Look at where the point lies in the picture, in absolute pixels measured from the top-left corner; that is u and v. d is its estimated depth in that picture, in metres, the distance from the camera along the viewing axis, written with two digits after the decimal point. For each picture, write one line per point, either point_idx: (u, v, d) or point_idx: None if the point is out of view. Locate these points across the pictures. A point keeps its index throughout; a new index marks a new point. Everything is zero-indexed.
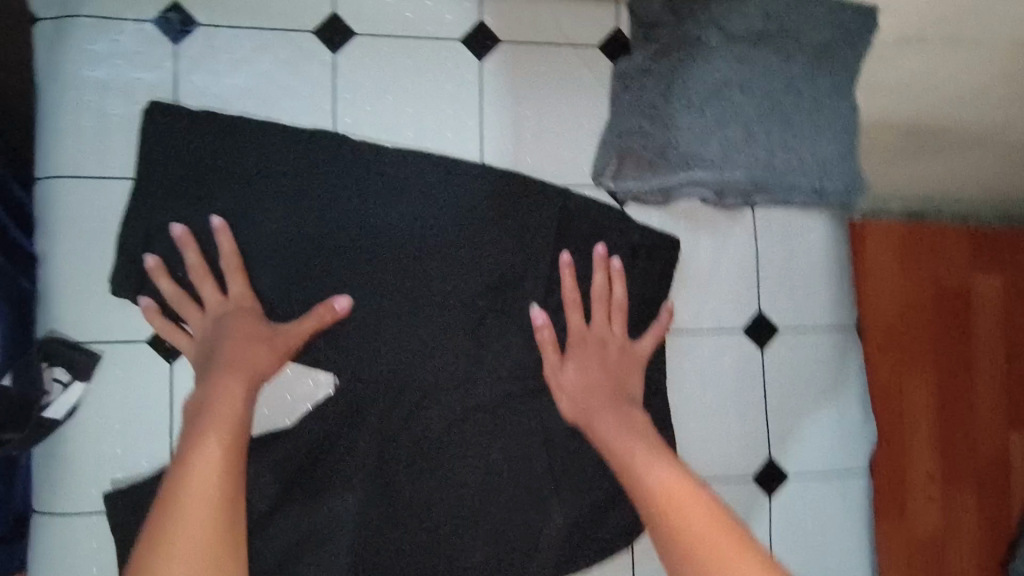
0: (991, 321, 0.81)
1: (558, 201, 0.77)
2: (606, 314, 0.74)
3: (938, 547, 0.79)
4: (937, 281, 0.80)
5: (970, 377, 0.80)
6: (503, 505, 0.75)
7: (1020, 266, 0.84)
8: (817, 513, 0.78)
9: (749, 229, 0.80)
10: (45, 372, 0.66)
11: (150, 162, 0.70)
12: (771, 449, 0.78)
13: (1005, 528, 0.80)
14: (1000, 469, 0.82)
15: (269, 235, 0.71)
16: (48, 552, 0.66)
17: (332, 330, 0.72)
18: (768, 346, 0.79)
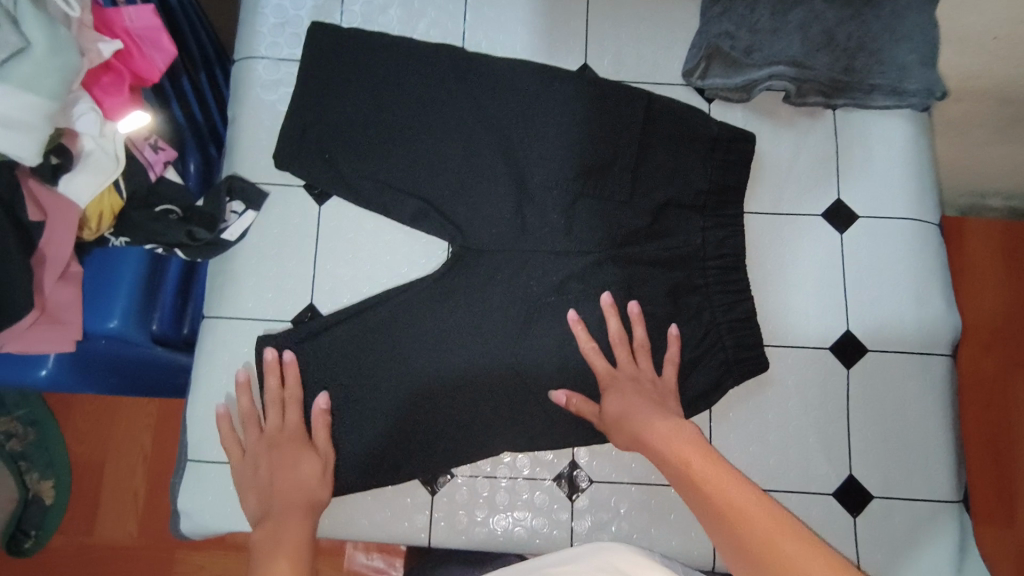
0: None
1: (646, 101, 0.84)
2: (692, 196, 0.83)
3: (994, 462, 1.20)
4: (975, 284, 1.25)
5: (1012, 352, 1.23)
6: (568, 379, 0.81)
7: None
8: (895, 389, 0.81)
9: (828, 130, 0.88)
10: (226, 204, 0.82)
11: (314, 47, 0.84)
12: (845, 325, 0.83)
13: None
14: None
15: (395, 107, 0.83)
16: (215, 347, 0.81)
17: (452, 192, 0.83)
18: (842, 230, 0.86)
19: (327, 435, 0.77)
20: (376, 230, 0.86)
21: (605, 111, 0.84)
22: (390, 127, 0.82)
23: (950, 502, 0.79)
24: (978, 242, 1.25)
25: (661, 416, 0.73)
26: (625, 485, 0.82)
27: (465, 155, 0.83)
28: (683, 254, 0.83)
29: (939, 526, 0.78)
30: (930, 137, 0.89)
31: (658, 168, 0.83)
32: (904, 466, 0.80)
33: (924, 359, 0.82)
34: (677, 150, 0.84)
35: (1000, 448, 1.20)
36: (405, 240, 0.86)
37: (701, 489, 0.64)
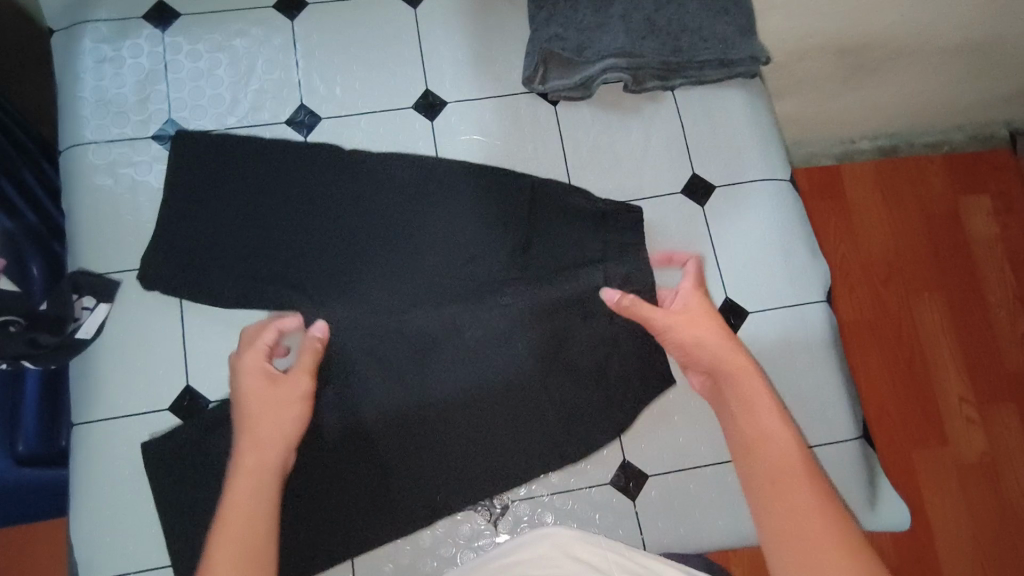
0: (924, 243, 1.33)
1: (529, 185, 0.86)
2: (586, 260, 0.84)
3: (917, 391, 1.26)
4: (862, 228, 1.34)
5: (908, 282, 1.31)
6: (491, 451, 0.79)
7: (939, 191, 1.35)
8: (778, 343, 0.84)
9: (671, 110, 0.91)
10: (76, 301, 0.77)
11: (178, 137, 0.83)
12: (722, 292, 0.86)
13: (971, 401, 1.26)
14: (959, 341, 1.29)
15: (261, 186, 0.82)
16: (92, 454, 0.76)
17: (322, 263, 0.81)
18: (702, 202, 0.88)
19: None
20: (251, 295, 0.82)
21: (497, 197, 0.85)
22: (246, 205, 0.81)
23: (849, 441, 0.82)
24: (855, 185, 1.36)
25: (754, 385, 0.61)
26: (544, 498, 0.79)
27: (335, 233, 0.82)
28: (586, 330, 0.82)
29: (844, 465, 0.81)
30: (765, 99, 0.93)
31: (552, 250, 0.84)
32: (804, 416, 0.82)
33: (802, 310, 0.85)
34: (568, 231, 0.85)
35: (914, 370, 1.27)
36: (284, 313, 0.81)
37: (757, 457, 0.56)
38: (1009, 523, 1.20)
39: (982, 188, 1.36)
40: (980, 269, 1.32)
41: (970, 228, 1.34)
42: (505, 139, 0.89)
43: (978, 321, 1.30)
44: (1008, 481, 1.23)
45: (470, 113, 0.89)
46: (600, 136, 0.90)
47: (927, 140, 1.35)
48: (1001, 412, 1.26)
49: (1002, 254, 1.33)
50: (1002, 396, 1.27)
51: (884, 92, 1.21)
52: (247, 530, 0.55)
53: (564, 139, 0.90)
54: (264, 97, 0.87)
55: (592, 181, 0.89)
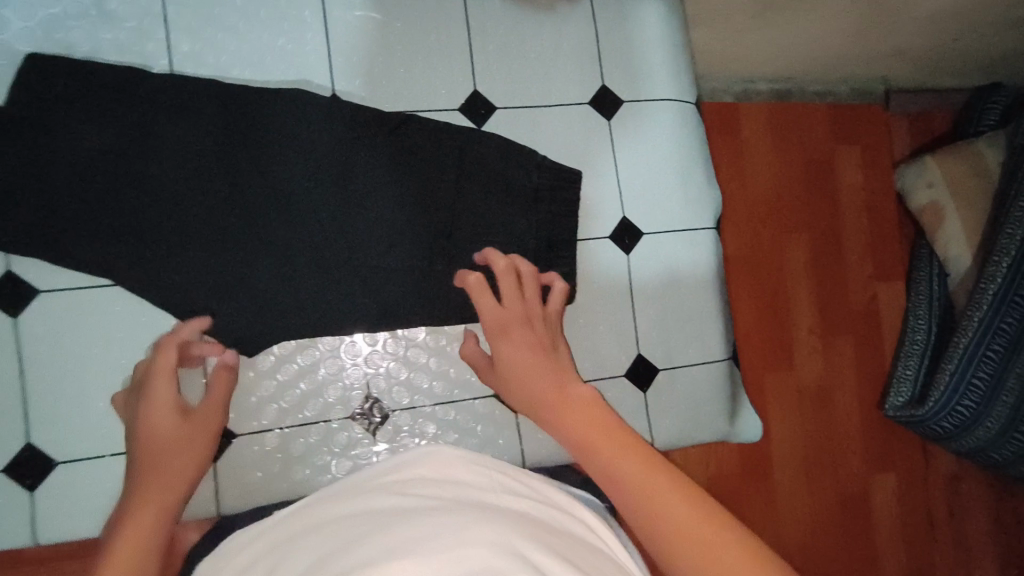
0: (798, 186, 1.40)
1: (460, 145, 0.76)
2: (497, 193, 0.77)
3: (775, 321, 1.36)
4: (749, 164, 1.38)
5: (782, 221, 1.39)
6: (369, 368, 0.77)
7: (818, 137, 1.42)
8: (667, 265, 0.86)
9: (588, 13, 0.86)
10: None
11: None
12: (620, 211, 0.85)
13: (817, 334, 1.39)
14: (815, 280, 1.40)
15: (115, 132, 0.67)
16: None
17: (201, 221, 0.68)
18: (609, 117, 0.85)
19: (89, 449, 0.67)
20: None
21: (367, 116, 0.73)
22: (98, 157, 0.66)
23: (720, 360, 0.87)
24: (749, 122, 1.38)
25: (593, 416, 0.58)
26: (426, 408, 0.78)
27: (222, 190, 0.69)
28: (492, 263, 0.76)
29: (713, 381, 0.86)
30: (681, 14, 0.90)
31: (476, 213, 0.76)
32: (683, 337, 0.86)
33: (691, 235, 0.87)
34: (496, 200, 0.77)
35: (774, 302, 1.37)
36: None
37: (583, 449, 0.56)
38: (828, 437, 1.38)
39: (853, 139, 1.45)
40: (840, 215, 1.43)
41: (838, 175, 1.43)
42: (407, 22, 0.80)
43: (833, 263, 1.42)
44: (833, 402, 1.39)
45: None
46: (510, 31, 0.83)
47: (817, 89, 1.42)
48: (838, 346, 1.41)
49: (859, 203, 1.45)
50: (841, 333, 1.41)
51: (793, 36, 1.22)
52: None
53: (472, 29, 0.82)
54: None
55: (498, 79, 0.82)
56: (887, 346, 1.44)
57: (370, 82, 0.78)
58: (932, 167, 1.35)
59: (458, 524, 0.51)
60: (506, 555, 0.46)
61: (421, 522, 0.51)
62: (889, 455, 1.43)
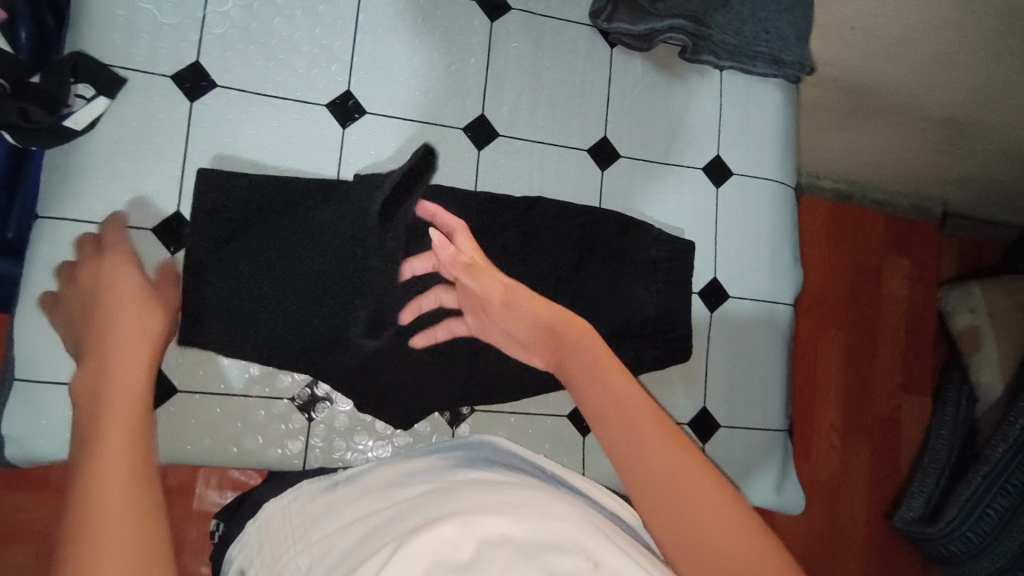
0: (846, 285, 1.45)
1: (583, 215, 0.85)
2: (610, 255, 0.85)
3: (802, 411, 1.40)
4: (804, 257, 1.43)
5: (825, 316, 1.42)
6: (457, 370, 0.78)
7: (872, 243, 1.47)
8: (746, 330, 0.91)
9: (715, 89, 0.94)
10: (71, 86, 0.68)
11: None
12: (712, 272, 0.91)
13: (839, 431, 1.41)
14: (847, 379, 1.43)
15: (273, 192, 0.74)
16: (54, 252, 0.70)
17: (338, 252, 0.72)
18: (719, 184, 0.92)
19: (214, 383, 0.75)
20: (274, 139, 0.77)
21: (503, 202, 0.82)
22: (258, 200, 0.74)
23: (776, 426, 0.92)
24: (807, 219, 1.44)
25: (666, 430, 0.48)
26: (505, 415, 0.83)
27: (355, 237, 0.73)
28: (611, 327, 0.83)
29: (767, 446, 0.91)
30: (794, 107, 0.98)
31: (599, 279, 0.83)
32: (748, 399, 0.91)
33: (772, 307, 0.93)
34: (616, 270, 0.84)
35: (805, 393, 1.40)
36: (313, 145, 0.79)
37: (622, 430, 0.49)
38: (832, 532, 1.39)
39: (904, 251, 1.49)
40: (881, 320, 1.46)
41: (885, 282, 1.47)
42: (558, 67, 0.88)
43: (866, 366, 1.45)
44: (843, 500, 1.41)
45: (527, 26, 0.87)
46: (645, 93, 0.91)
47: (877, 197, 1.47)
48: (857, 448, 1.43)
49: (901, 313, 1.48)
50: (862, 436, 1.43)
51: (873, 141, 1.30)
52: (124, 359, 0.45)
53: (611, 85, 0.90)
54: None
55: (627, 132, 0.90)
56: (903, 457, 1.46)
57: (516, 110, 0.86)
58: (975, 294, 1.37)
59: (539, 498, 0.52)
60: (589, 529, 0.47)
61: (504, 492, 0.52)
62: (888, 563, 1.44)
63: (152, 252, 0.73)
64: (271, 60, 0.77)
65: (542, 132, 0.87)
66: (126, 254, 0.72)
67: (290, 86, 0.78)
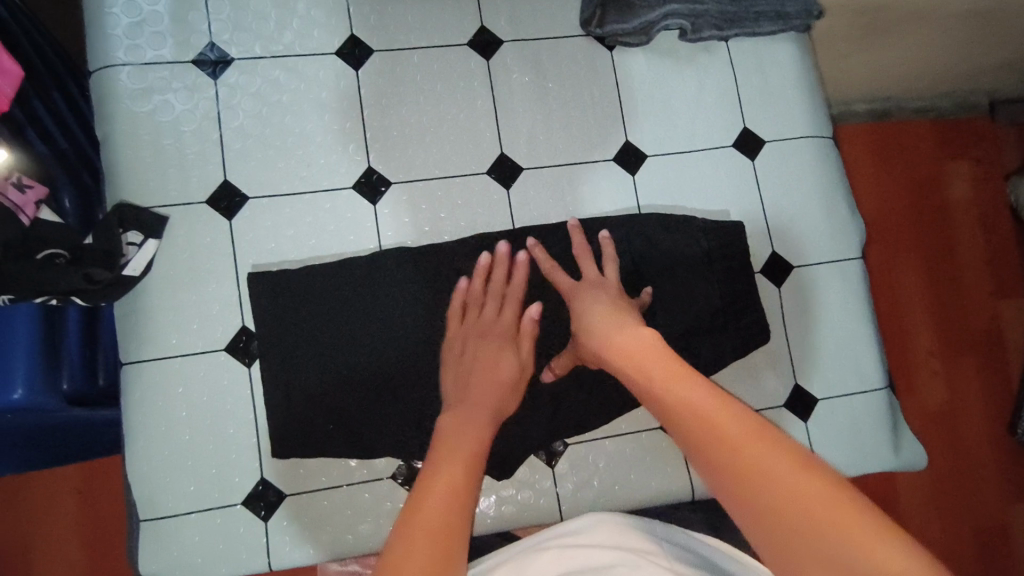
0: (907, 201, 1.38)
1: (626, 227, 0.84)
2: (663, 261, 0.83)
3: (893, 340, 1.33)
4: (859, 180, 1.37)
5: (891, 238, 1.36)
6: (540, 403, 0.79)
7: (923, 152, 1.40)
8: (820, 296, 0.88)
9: (725, 61, 0.91)
10: (122, 236, 0.72)
11: (232, 75, 0.80)
12: (770, 246, 0.88)
13: (936, 352, 1.33)
14: (932, 298, 1.35)
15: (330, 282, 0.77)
16: (144, 394, 0.73)
17: (405, 324, 0.77)
18: (754, 156, 0.89)
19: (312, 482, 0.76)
20: (313, 233, 0.79)
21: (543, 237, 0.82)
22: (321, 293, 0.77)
23: (877, 383, 0.88)
24: (850, 144, 1.38)
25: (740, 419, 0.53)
26: (598, 440, 0.82)
27: (420, 304, 0.78)
28: (683, 327, 0.82)
29: (873, 408, 0.87)
30: (811, 55, 0.94)
31: (658, 284, 0.83)
32: (841, 364, 0.87)
33: (841, 265, 0.89)
34: (672, 271, 0.83)
35: (891, 318, 1.34)
36: (351, 228, 0.80)
37: (685, 420, 0.55)
38: (957, 459, 1.30)
39: (961, 152, 1.41)
40: (954, 229, 1.38)
41: (948, 189, 1.39)
42: (563, 86, 0.87)
43: (950, 279, 1.36)
44: (960, 424, 1.32)
45: (524, 55, 0.87)
46: (657, 87, 0.89)
47: (916, 106, 1.38)
48: (962, 368, 1.34)
49: (973, 215, 1.40)
50: (966, 354, 1.34)
51: (899, 57, 1.21)
52: (461, 463, 0.59)
53: (620, 88, 0.88)
54: (312, 26, 0.82)
55: (648, 130, 0.88)
56: (1016, 366, 1.36)
57: (534, 139, 0.86)
58: None
59: None
60: None
61: None
62: None
63: (231, 370, 0.76)
64: (293, 158, 0.80)
65: (564, 154, 0.86)
66: (209, 379, 0.75)
67: (316, 177, 0.80)
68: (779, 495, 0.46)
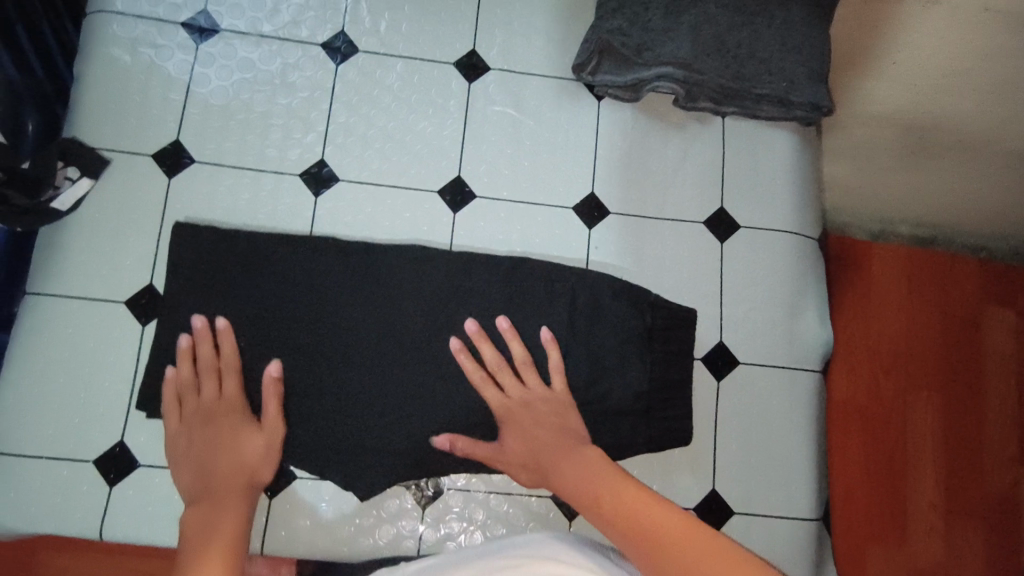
0: (931, 341, 1.02)
1: (568, 284, 0.78)
2: (597, 325, 0.77)
3: (883, 509, 0.95)
4: (878, 287, 1.03)
5: (907, 375, 1.00)
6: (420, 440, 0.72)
7: (966, 289, 1.05)
8: (761, 402, 0.80)
9: (717, 136, 0.87)
10: (60, 170, 0.74)
11: (214, 44, 0.81)
12: (717, 335, 0.81)
13: (940, 514, 0.97)
14: (943, 461, 0.98)
15: (244, 255, 0.75)
16: (36, 325, 0.73)
17: (303, 316, 0.74)
18: (723, 239, 0.84)
19: (169, 456, 0.73)
20: (247, 210, 0.78)
21: (476, 265, 0.77)
22: (231, 263, 0.74)
23: (805, 511, 0.79)
24: (885, 259, 1.04)
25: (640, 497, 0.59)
26: (477, 494, 0.76)
27: (327, 299, 0.74)
28: (602, 400, 0.75)
29: (794, 539, 0.77)
30: (813, 150, 0.89)
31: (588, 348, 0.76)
32: (766, 482, 0.78)
33: (792, 374, 0.81)
34: (607, 336, 0.77)
35: (889, 457, 0.97)
36: (285, 214, 0.79)
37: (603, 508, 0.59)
38: None
39: (1011, 301, 1.05)
40: (983, 392, 1.02)
41: (985, 330, 1.04)
42: (539, 124, 0.85)
43: (964, 438, 1.00)
44: None
45: (507, 86, 0.85)
46: (637, 145, 0.85)
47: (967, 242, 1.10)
48: (965, 552, 0.96)
49: (1010, 383, 1.02)
50: (972, 532, 0.97)
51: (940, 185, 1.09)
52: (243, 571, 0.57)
53: (599, 138, 0.85)
54: (306, 14, 0.84)
55: (617, 186, 0.84)
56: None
57: (495, 169, 0.83)
58: None
59: None
60: None
61: None
62: None
63: (124, 323, 0.75)
64: (249, 135, 0.80)
65: (523, 191, 0.83)
66: (101, 327, 0.74)
67: (266, 158, 0.80)
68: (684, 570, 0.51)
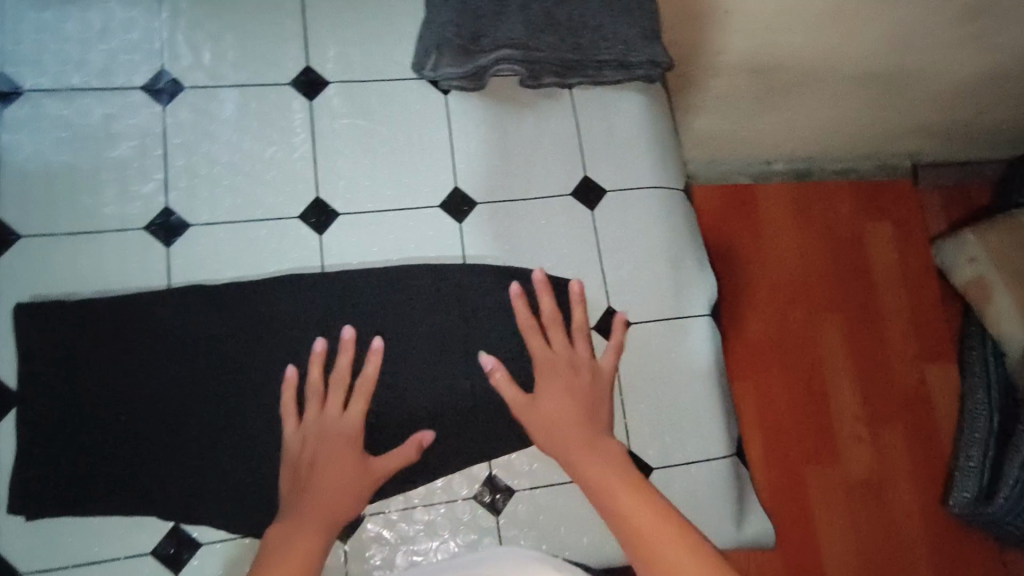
0: (819, 265, 1.21)
1: (450, 279, 0.79)
2: (488, 316, 0.78)
3: (813, 418, 1.13)
4: (768, 231, 1.22)
5: (808, 301, 1.19)
6: None
7: (840, 212, 1.25)
8: (660, 356, 0.82)
9: (569, 109, 0.88)
10: None
11: (20, 107, 0.75)
12: (607, 301, 0.83)
13: (862, 422, 1.14)
14: (857, 369, 1.17)
15: (102, 321, 0.71)
16: None
17: (182, 370, 0.71)
18: (594, 207, 0.85)
19: (56, 554, 0.67)
20: (93, 277, 0.73)
21: (359, 288, 0.77)
22: (91, 333, 0.71)
23: (720, 451, 0.81)
24: (768, 202, 1.23)
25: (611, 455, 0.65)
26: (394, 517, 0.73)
27: (202, 348, 0.72)
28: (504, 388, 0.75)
29: (716, 480, 0.80)
30: (663, 107, 0.92)
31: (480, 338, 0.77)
32: (680, 431, 0.81)
33: (684, 324, 0.84)
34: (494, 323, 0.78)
35: (807, 367, 1.15)
36: (136, 272, 0.74)
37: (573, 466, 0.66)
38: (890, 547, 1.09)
39: (881, 215, 1.26)
40: (877, 297, 1.22)
41: (868, 245, 1.24)
42: (391, 129, 0.83)
43: (867, 343, 1.19)
44: (890, 496, 1.12)
45: (350, 96, 0.83)
46: (493, 132, 0.85)
47: (836, 166, 1.27)
48: (890, 448, 1.14)
49: (897, 286, 1.23)
50: (891, 428, 1.15)
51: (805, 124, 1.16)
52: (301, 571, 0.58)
53: (454, 132, 0.85)
54: (118, 59, 0.79)
55: (481, 176, 0.84)
56: (942, 434, 1.17)
57: (354, 183, 0.81)
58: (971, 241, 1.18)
59: None
60: None
61: None
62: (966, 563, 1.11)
63: None
64: (79, 197, 0.74)
65: (387, 200, 0.81)
66: None
67: (103, 217, 0.74)
68: (636, 527, 0.59)
